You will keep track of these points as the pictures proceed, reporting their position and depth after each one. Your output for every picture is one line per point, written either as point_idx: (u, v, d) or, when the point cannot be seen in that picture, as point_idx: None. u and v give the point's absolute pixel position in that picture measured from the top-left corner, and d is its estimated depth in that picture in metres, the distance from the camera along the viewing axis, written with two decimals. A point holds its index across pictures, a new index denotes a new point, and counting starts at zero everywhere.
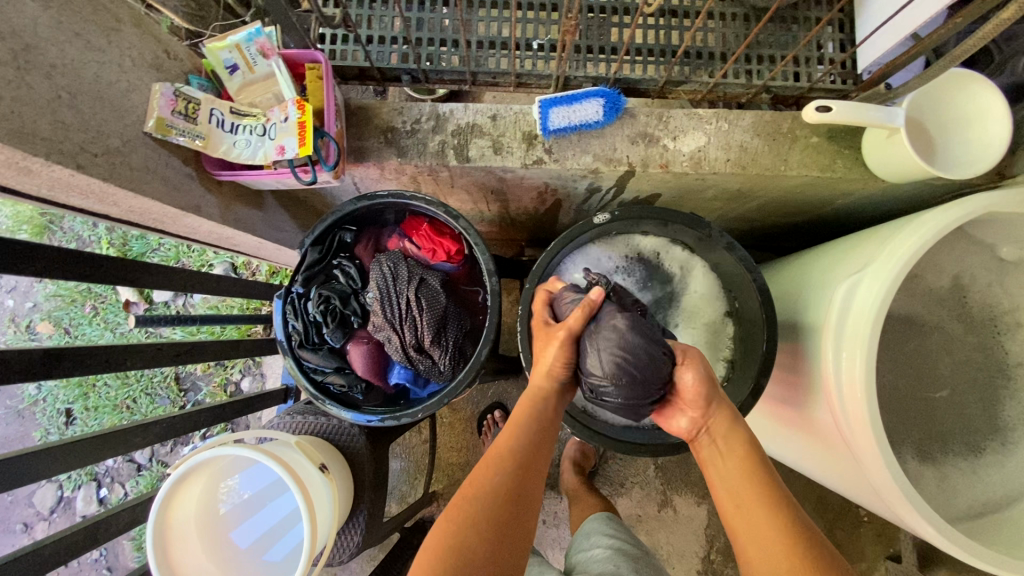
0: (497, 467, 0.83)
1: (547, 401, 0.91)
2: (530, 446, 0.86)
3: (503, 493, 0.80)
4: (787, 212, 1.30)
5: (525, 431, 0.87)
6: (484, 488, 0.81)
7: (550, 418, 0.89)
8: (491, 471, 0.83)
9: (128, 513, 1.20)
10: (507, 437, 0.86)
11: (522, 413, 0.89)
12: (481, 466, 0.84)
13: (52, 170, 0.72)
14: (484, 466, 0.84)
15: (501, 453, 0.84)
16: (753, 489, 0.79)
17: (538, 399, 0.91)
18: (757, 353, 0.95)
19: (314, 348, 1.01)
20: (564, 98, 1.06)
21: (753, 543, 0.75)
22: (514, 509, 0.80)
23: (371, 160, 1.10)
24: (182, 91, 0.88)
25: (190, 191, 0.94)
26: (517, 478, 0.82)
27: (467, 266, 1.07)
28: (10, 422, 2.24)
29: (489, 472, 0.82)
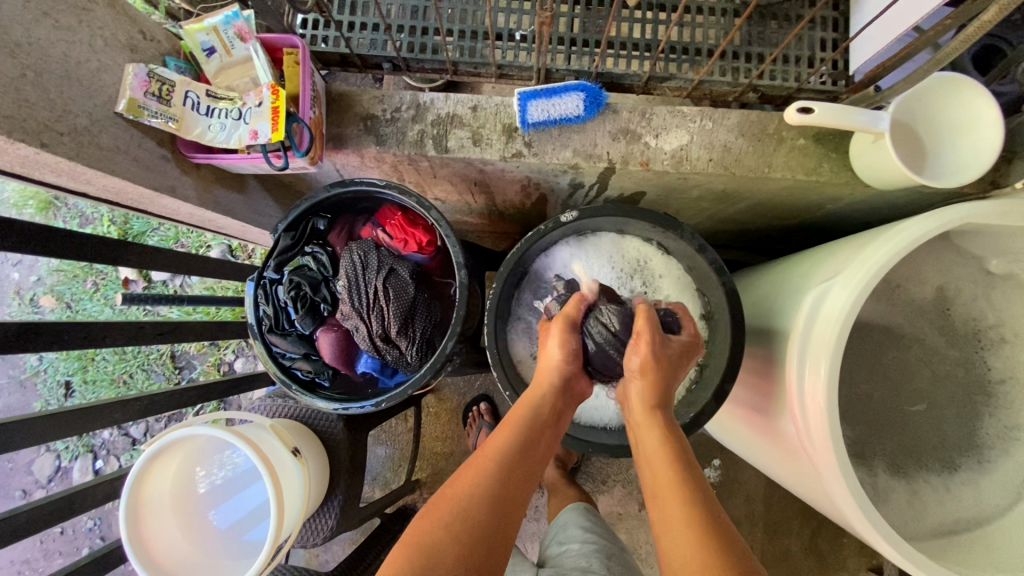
0: (487, 469, 0.79)
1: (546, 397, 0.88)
2: (523, 449, 0.81)
3: (488, 495, 0.76)
4: (776, 214, 1.27)
5: (522, 431, 0.84)
6: (467, 490, 0.76)
7: (549, 417, 0.87)
8: (478, 470, 0.79)
9: (106, 486, 1.23)
10: (506, 441, 0.82)
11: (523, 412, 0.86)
12: (470, 466, 0.80)
13: (16, 148, 0.72)
14: (473, 466, 0.79)
15: (493, 450, 0.81)
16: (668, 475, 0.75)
17: (537, 402, 0.87)
18: (724, 356, 0.93)
19: (283, 333, 1.02)
20: (544, 92, 1.04)
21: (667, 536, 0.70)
22: (495, 515, 0.75)
23: (350, 148, 1.10)
24: (156, 73, 0.89)
25: (164, 173, 0.94)
26: (509, 483, 0.78)
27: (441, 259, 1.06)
28: (13, 392, 2.30)
29: (477, 473, 0.78)
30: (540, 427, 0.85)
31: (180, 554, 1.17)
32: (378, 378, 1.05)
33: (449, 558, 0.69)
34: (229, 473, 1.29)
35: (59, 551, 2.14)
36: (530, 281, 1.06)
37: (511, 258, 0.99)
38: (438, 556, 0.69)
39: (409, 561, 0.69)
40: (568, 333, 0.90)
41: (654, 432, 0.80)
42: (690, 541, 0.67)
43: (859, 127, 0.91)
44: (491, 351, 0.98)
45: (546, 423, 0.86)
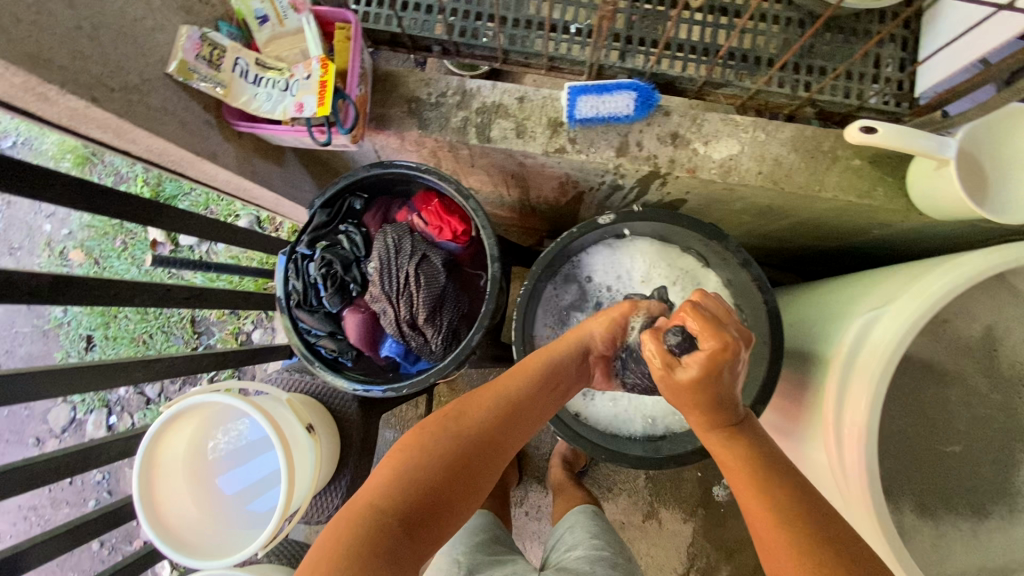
0: (490, 408, 0.80)
1: (564, 365, 0.89)
2: (527, 402, 0.83)
3: (487, 438, 0.78)
4: (818, 235, 1.23)
5: (530, 384, 0.85)
6: (468, 426, 0.78)
7: (561, 381, 0.88)
8: (481, 408, 0.80)
9: (121, 443, 1.24)
10: (515, 394, 0.83)
11: (536, 368, 0.87)
12: (473, 398, 0.82)
13: (67, 100, 0.72)
14: (477, 401, 0.81)
15: (502, 395, 0.82)
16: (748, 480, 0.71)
17: (552, 362, 0.88)
18: (757, 377, 0.90)
19: (310, 310, 1.02)
20: (595, 88, 1.02)
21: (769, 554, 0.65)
22: (486, 454, 0.77)
23: (392, 129, 1.09)
24: (208, 37, 0.89)
25: (207, 138, 0.94)
26: (508, 434, 0.80)
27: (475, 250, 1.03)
28: (36, 341, 2.35)
29: (479, 410, 0.80)
30: (547, 389, 0.87)
31: (188, 515, 1.18)
32: (400, 363, 1.04)
33: (439, 487, 0.72)
34: (244, 442, 1.30)
35: (67, 501, 2.19)
36: (561, 285, 1.04)
37: (542, 262, 0.96)
38: (426, 476, 0.72)
39: (400, 483, 0.71)
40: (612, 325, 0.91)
41: (733, 455, 0.74)
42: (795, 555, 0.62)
43: (924, 152, 0.87)
44: (518, 347, 0.97)
45: (556, 389, 0.88)
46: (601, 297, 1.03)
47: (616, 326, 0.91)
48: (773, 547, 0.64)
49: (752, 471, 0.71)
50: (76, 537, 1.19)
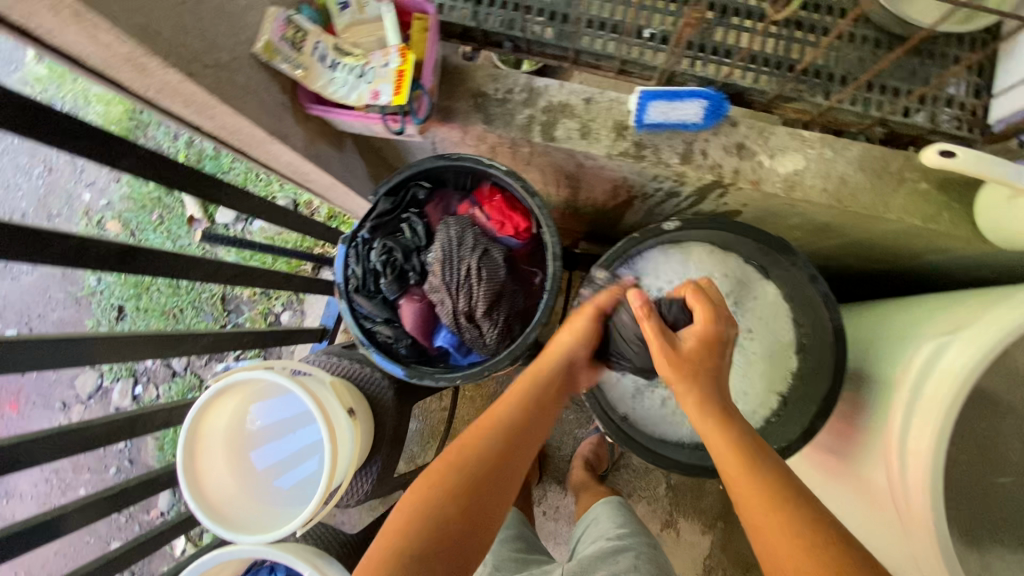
0: (489, 432, 0.81)
1: (553, 378, 0.90)
2: (525, 418, 0.84)
3: (494, 464, 0.78)
4: (870, 257, 1.23)
5: (524, 402, 0.85)
6: (471, 454, 0.78)
7: (554, 393, 0.89)
8: (481, 436, 0.81)
9: (164, 414, 1.25)
10: (510, 418, 0.83)
11: (527, 385, 0.88)
12: (473, 430, 0.82)
13: (164, 72, 0.73)
14: (476, 430, 0.81)
15: (498, 417, 0.83)
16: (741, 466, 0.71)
17: (541, 376, 0.89)
18: (817, 395, 0.90)
19: (368, 295, 1.03)
20: (666, 94, 1.01)
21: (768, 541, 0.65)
22: (497, 480, 0.77)
23: (457, 122, 1.09)
24: (293, 20, 0.90)
25: (281, 119, 0.95)
26: (510, 456, 0.79)
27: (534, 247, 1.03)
28: (68, 307, 2.38)
29: (479, 438, 0.80)
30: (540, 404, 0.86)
31: (225, 488, 1.19)
32: (451, 354, 1.06)
33: (454, 523, 0.71)
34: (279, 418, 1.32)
35: (88, 466, 2.23)
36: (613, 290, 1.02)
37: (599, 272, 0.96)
38: (438, 515, 0.71)
39: (417, 529, 0.70)
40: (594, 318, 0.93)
41: (721, 439, 0.74)
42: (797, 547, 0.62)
43: (1001, 181, 0.86)
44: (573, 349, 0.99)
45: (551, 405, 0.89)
46: None
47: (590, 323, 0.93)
48: (783, 557, 0.63)
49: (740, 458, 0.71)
50: (114, 503, 1.20)
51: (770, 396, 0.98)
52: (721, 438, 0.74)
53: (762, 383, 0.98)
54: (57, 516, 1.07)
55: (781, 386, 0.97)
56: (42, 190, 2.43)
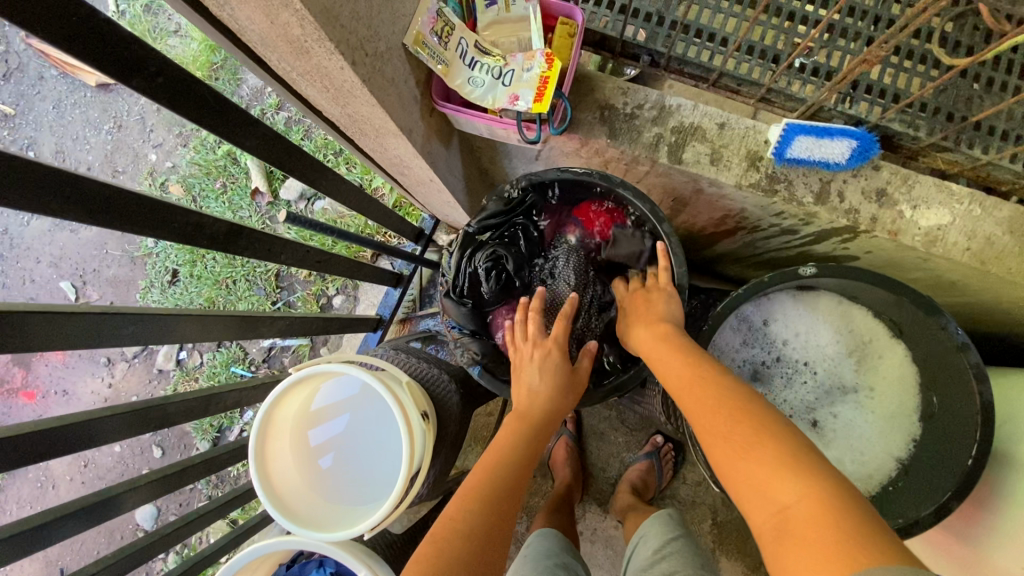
0: (478, 485, 0.78)
1: (529, 416, 0.88)
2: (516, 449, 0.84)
3: (490, 512, 0.75)
4: (986, 321, 1.16)
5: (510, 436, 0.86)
6: (467, 511, 0.75)
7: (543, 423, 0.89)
8: (470, 490, 0.78)
9: (234, 396, 1.21)
10: (488, 472, 0.80)
11: (512, 424, 0.88)
12: (464, 489, 0.79)
13: (328, 59, 0.69)
14: (468, 489, 0.78)
15: (489, 461, 0.83)
16: (685, 371, 0.76)
17: (522, 401, 0.90)
18: (952, 472, 0.82)
19: (461, 301, 1.02)
20: (815, 129, 0.96)
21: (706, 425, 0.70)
22: (495, 535, 0.73)
23: (580, 133, 1.04)
24: (443, 12, 0.86)
25: (412, 113, 0.91)
26: (498, 505, 0.76)
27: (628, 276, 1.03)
28: (124, 266, 2.40)
29: (472, 497, 0.76)
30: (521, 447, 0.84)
31: (289, 480, 1.16)
32: None
33: None
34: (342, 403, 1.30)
35: None
36: (734, 328, 0.98)
37: (718, 316, 0.91)
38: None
39: None
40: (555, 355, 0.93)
41: (668, 360, 0.80)
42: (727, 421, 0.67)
43: None
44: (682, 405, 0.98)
45: (539, 438, 0.87)
46: (772, 353, 0.98)
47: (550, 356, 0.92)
48: (717, 437, 0.67)
49: (681, 370, 0.77)
50: (176, 481, 1.17)
51: (889, 461, 0.93)
52: (661, 361, 0.81)
53: (881, 446, 0.93)
54: (124, 491, 1.06)
55: (901, 452, 0.92)
56: (110, 145, 2.44)
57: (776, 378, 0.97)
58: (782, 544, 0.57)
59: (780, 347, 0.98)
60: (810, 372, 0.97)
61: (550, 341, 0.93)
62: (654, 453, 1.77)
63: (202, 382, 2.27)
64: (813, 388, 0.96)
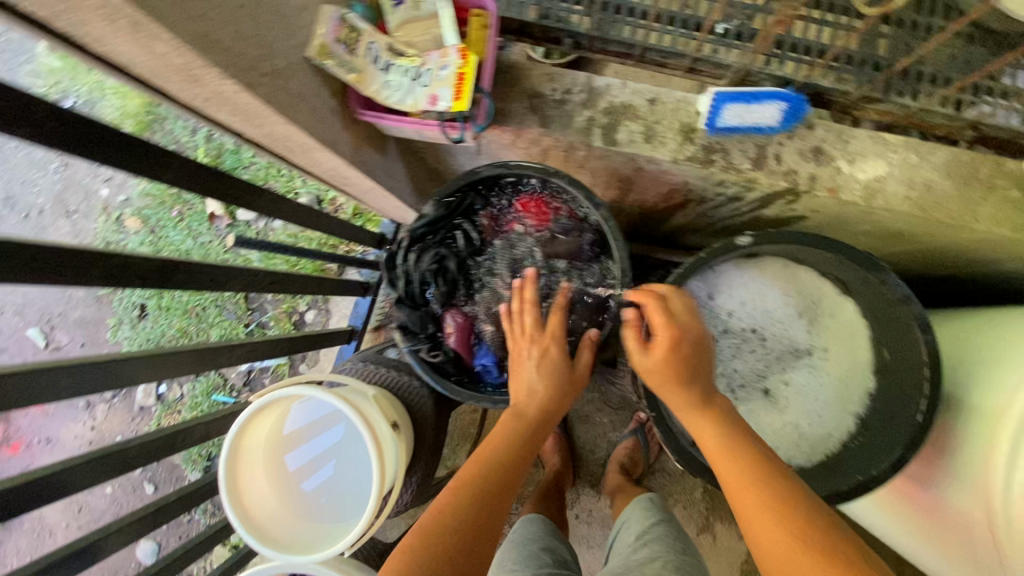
0: (469, 484, 0.76)
1: (528, 423, 0.85)
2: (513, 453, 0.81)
3: (480, 511, 0.72)
4: (940, 265, 1.16)
5: (507, 437, 0.83)
6: (460, 508, 0.72)
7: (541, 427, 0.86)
8: (462, 486, 0.76)
9: (202, 429, 1.20)
10: (482, 469, 0.78)
11: (507, 423, 0.85)
12: (455, 483, 0.76)
13: (220, 83, 0.66)
14: (459, 485, 0.75)
15: (483, 460, 0.80)
16: (725, 440, 0.75)
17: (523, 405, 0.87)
18: (906, 424, 0.83)
19: (409, 306, 0.98)
20: (745, 95, 0.94)
21: (744, 502, 0.68)
22: (482, 534, 0.70)
23: (512, 124, 1.02)
24: (346, 19, 0.84)
25: (332, 125, 0.88)
26: (490, 508, 0.74)
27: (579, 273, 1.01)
28: (90, 306, 2.36)
29: (463, 494, 0.74)
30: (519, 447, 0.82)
31: (267, 505, 1.15)
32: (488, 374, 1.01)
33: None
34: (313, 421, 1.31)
35: None
36: None
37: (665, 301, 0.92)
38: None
39: None
40: (551, 352, 0.91)
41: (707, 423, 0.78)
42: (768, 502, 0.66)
43: None
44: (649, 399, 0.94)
45: (532, 441, 0.85)
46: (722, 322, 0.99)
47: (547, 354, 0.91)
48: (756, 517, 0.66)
49: (722, 435, 0.75)
50: (153, 522, 1.16)
51: (846, 417, 0.95)
52: (699, 421, 0.78)
53: (836, 403, 0.96)
54: (100, 538, 1.04)
55: (856, 408, 0.95)
56: (60, 186, 2.38)
57: (727, 346, 0.99)
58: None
59: (730, 320, 0.98)
60: (760, 340, 0.99)
61: (548, 338, 0.92)
62: (639, 430, 1.78)
63: (185, 414, 2.26)
64: (765, 355, 0.98)
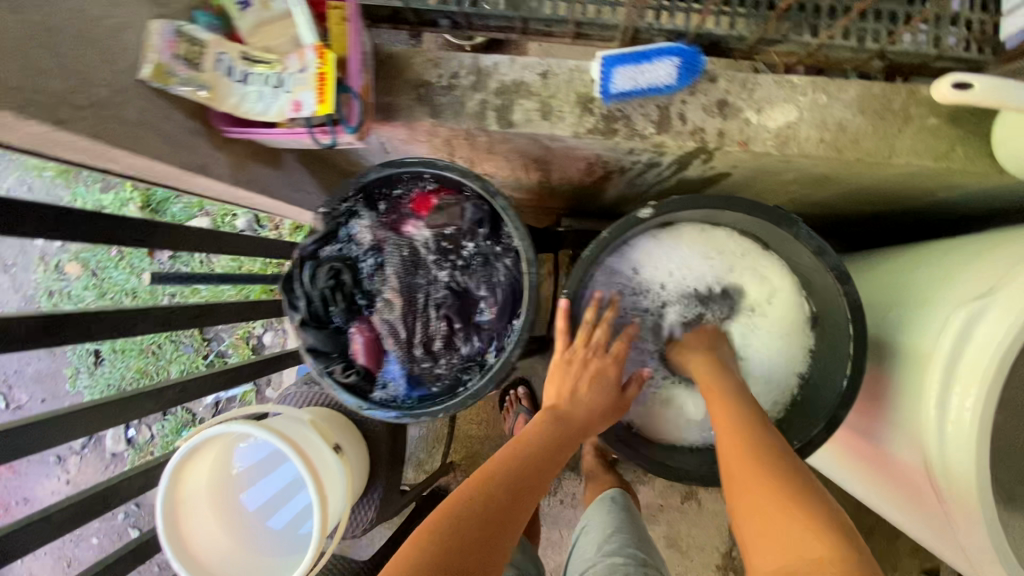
0: (493, 472, 0.75)
1: (563, 424, 0.81)
2: (545, 451, 0.78)
3: (502, 500, 0.71)
4: (875, 202, 1.11)
5: (539, 432, 0.80)
6: (481, 496, 0.71)
7: (578, 430, 0.82)
8: (488, 474, 0.74)
9: (140, 478, 1.14)
10: (509, 461, 0.76)
11: (540, 422, 0.82)
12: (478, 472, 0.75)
13: (24, 125, 0.61)
14: (483, 473, 0.74)
15: (511, 454, 0.77)
16: (730, 412, 0.75)
17: (560, 406, 0.83)
18: (842, 380, 0.80)
19: (316, 327, 0.89)
20: (632, 56, 0.90)
21: (741, 473, 0.68)
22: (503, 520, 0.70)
23: (401, 120, 0.95)
24: (184, 31, 0.76)
25: (195, 149, 0.82)
26: (514, 501, 0.72)
27: (491, 267, 0.89)
28: (45, 359, 2.29)
29: (486, 483, 0.73)
30: (549, 451, 0.78)
31: (220, 550, 1.12)
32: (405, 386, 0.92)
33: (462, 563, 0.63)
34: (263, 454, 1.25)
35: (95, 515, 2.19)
36: (606, 286, 0.93)
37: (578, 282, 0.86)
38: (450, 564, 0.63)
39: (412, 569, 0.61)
40: (609, 371, 0.85)
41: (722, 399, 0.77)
42: (761, 470, 0.66)
43: None
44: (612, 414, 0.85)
45: (568, 448, 0.81)
46: (650, 296, 0.93)
47: (608, 372, 0.85)
48: (745, 489, 0.66)
49: (733, 408, 0.75)
50: None
51: (791, 378, 0.90)
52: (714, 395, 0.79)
53: (783, 364, 0.90)
54: None
55: (801, 365, 0.91)
56: None
57: (662, 321, 0.94)
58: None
59: (656, 293, 0.93)
60: (692, 308, 0.93)
61: (613, 354, 0.86)
62: None
63: (158, 454, 2.21)
64: (699, 323, 0.93)
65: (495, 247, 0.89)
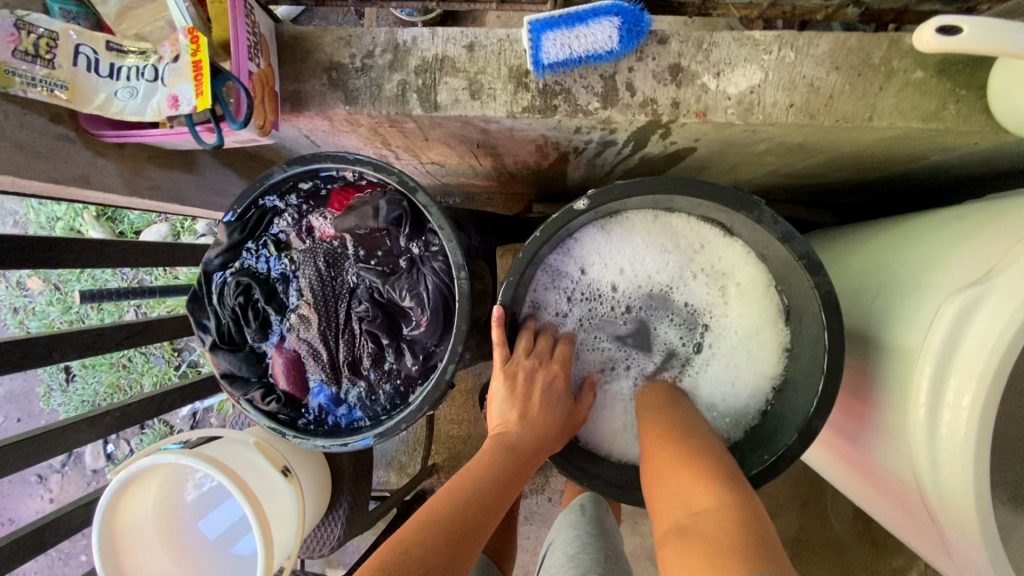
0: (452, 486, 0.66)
1: (515, 449, 0.70)
2: (500, 475, 0.68)
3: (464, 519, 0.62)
4: (863, 169, 0.99)
5: (495, 455, 0.70)
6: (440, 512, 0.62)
7: (530, 457, 0.71)
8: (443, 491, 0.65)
9: None
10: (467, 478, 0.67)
11: (492, 447, 0.71)
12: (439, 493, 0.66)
13: None
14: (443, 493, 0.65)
15: (468, 473, 0.68)
16: (660, 407, 0.76)
17: (513, 425, 0.72)
18: (818, 385, 0.70)
19: (230, 350, 0.81)
20: (565, 19, 0.77)
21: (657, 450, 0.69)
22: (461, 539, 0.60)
23: (313, 109, 0.84)
24: (26, 22, 0.65)
25: (69, 158, 0.72)
26: (474, 519, 0.63)
27: (417, 273, 0.79)
28: (16, 378, 2.22)
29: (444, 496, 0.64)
30: (508, 480, 0.68)
31: None
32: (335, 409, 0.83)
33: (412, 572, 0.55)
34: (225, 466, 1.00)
35: None
36: (551, 287, 0.84)
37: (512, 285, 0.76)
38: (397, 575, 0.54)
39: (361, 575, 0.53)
40: (550, 387, 0.75)
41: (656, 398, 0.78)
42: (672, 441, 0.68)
43: None
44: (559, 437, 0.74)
45: (517, 476, 0.69)
46: (601, 296, 0.83)
47: (547, 385, 0.74)
48: (660, 463, 0.66)
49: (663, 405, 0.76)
50: None
51: (765, 380, 0.81)
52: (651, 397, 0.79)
53: (753, 366, 0.81)
54: None
55: (774, 366, 0.81)
56: None
57: (615, 323, 0.84)
58: (675, 547, 0.55)
59: (608, 293, 0.83)
60: (649, 305, 0.83)
61: (556, 364, 0.76)
62: None
63: None
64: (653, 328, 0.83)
65: (421, 249, 0.79)
